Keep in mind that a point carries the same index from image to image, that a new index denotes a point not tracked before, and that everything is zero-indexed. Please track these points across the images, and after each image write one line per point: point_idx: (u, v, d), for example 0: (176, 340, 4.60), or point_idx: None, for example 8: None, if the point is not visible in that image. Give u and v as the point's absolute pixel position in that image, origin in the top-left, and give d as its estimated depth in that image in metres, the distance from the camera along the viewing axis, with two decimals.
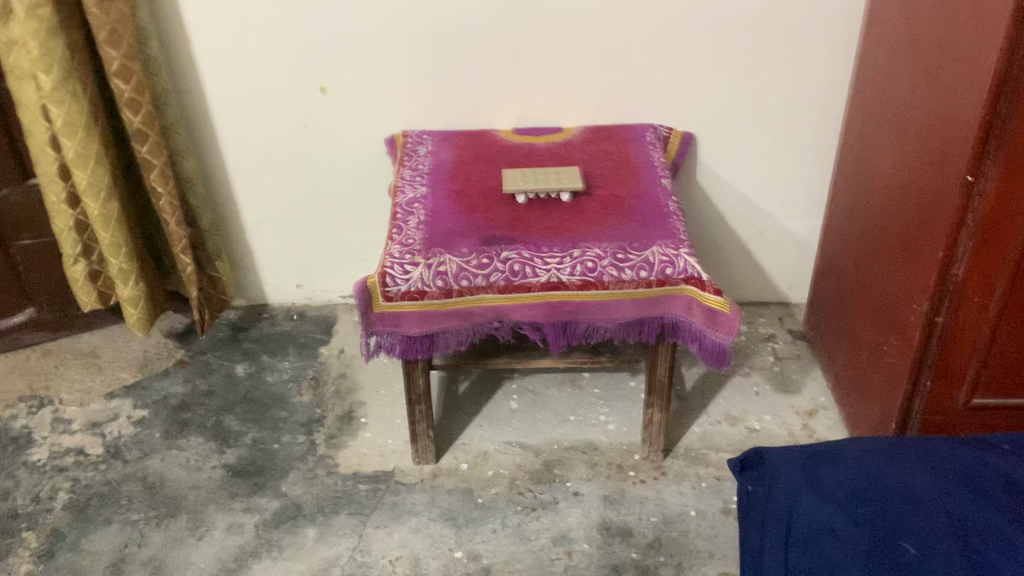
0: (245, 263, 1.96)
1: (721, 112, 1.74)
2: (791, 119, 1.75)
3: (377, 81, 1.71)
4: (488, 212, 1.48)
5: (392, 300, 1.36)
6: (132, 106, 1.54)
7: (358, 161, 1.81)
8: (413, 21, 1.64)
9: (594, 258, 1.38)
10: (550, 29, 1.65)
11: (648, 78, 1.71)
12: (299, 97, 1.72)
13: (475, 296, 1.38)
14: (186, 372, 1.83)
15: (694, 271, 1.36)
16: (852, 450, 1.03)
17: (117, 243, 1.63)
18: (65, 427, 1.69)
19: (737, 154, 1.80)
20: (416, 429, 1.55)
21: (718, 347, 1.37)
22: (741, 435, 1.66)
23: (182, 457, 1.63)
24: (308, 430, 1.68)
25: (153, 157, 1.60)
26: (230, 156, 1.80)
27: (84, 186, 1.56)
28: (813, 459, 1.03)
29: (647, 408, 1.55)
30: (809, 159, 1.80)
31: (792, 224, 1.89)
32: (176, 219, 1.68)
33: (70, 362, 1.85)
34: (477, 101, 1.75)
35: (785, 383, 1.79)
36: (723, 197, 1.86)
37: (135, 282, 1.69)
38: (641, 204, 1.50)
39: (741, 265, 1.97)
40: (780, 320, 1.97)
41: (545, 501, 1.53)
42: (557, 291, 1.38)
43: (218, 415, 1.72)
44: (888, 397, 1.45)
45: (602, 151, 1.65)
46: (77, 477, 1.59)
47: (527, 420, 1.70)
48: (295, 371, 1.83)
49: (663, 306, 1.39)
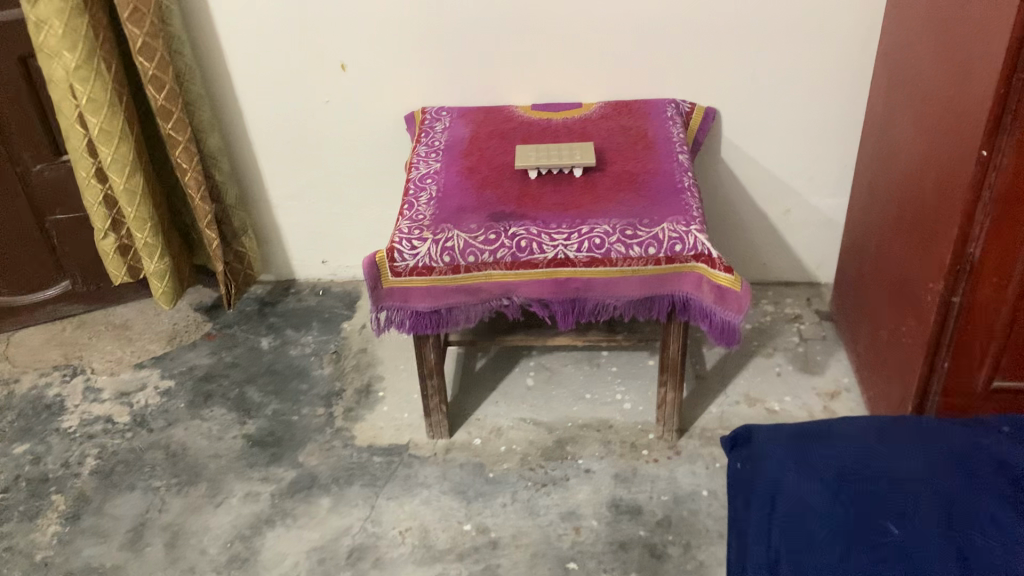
0: (271, 239, 1.99)
1: (744, 88, 1.71)
2: (817, 95, 1.70)
3: (397, 58, 1.72)
4: (498, 188, 1.48)
5: (401, 275, 1.38)
6: (155, 83, 1.57)
7: (378, 138, 1.82)
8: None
9: (603, 234, 1.36)
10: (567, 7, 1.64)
11: (668, 52, 1.68)
12: (319, 75, 1.74)
13: (482, 271, 1.38)
14: (213, 344, 1.87)
15: (704, 248, 1.34)
16: (846, 428, 1.05)
17: (143, 218, 1.67)
18: (95, 395, 1.75)
19: (763, 131, 1.77)
20: (429, 403, 1.57)
21: (728, 326, 1.35)
22: (759, 417, 1.64)
23: (205, 427, 1.67)
24: (327, 403, 1.71)
25: (177, 133, 1.63)
26: (254, 133, 1.83)
27: (109, 161, 1.59)
28: (804, 435, 1.05)
29: (660, 386, 1.54)
30: (836, 135, 1.75)
31: (820, 202, 1.85)
32: (201, 195, 1.72)
33: (103, 334, 1.90)
34: (496, 79, 1.74)
35: (808, 364, 1.76)
36: (748, 174, 1.83)
37: (161, 256, 1.74)
38: (655, 180, 1.48)
39: (767, 244, 1.93)
40: (807, 300, 1.93)
41: (556, 477, 1.53)
42: (565, 268, 1.37)
43: (241, 387, 1.76)
44: (906, 379, 1.42)
45: (619, 127, 1.63)
46: (105, 444, 1.64)
47: (542, 397, 1.71)
48: (318, 344, 1.86)
49: (672, 283, 1.38)
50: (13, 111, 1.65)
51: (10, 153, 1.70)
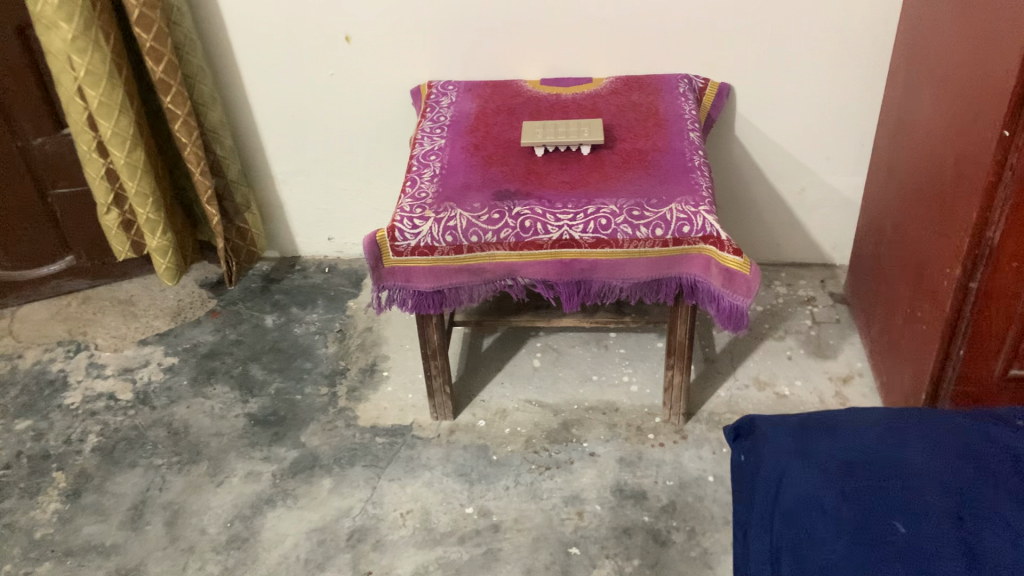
0: (276, 216, 1.97)
1: (762, 62, 1.66)
2: (837, 69, 1.65)
3: (403, 31, 1.68)
4: (504, 165, 1.44)
5: (402, 255, 1.36)
6: (154, 55, 1.53)
7: (383, 113, 1.79)
8: None
9: (609, 215, 1.33)
10: None
11: (682, 24, 1.63)
12: (323, 48, 1.70)
13: (485, 252, 1.35)
14: (217, 321, 1.85)
15: (713, 230, 1.31)
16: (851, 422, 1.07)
17: (145, 193, 1.65)
18: (99, 371, 1.74)
19: (779, 108, 1.72)
20: (432, 384, 1.55)
21: (736, 311, 1.32)
22: (769, 401, 1.61)
23: (207, 405, 1.66)
24: (331, 382, 1.69)
25: (177, 107, 1.60)
26: (257, 107, 1.80)
27: (109, 135, 1.57)
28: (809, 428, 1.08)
29: (667, 369, 1.51)
30: (854, 111, 1.70)
31: (837, 182, 1.80)
32: (202, 169, 1.68)
33: (108, 309, 1.89)
34: (505, 53, 1.70)
35: (821, 348, 1.72)
36: (764, 152, 1.78)
37: (163, 232, 1.71)
38: (664, 158, 1.44)
39: (782, 224, 1.89)
40: (821, 282, 1.88)
41: (560, 460, 1.51)
42: (570, 249, 1.34)
43: (245, 364, 1.74)
44: (920, 369, 1.38)
45: (630, 104, 1.59)
46: (107, 421, 1.63)
47: (548, 378, 1.68)
48: (323, 323, 1.84)
49: (680, 265, 1.35)
50: (13, 82, 1.63)
51: (11, 126, 1.68)
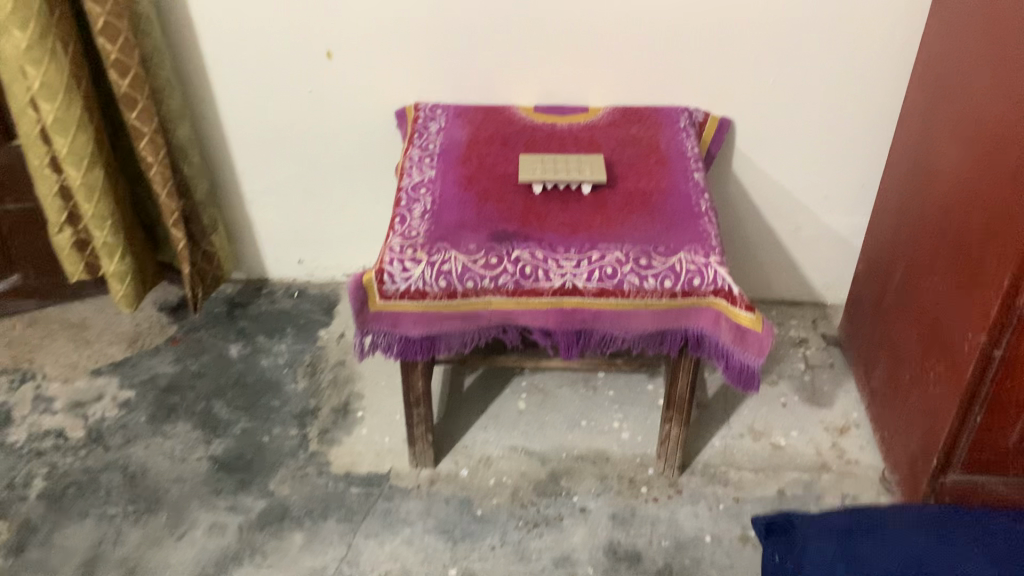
0: (243, 236, 1.84)
1: (768, 98, 1.58)
2: (844, 107, 1.58)
3: (388, 51, 1.57)
4: (500, 203, 1.35)
5: (391, 299, 1.25)
6: (119, 68, 1.40)
7: (364, 133, 1.67)
8: None
9: (614, 263, 1.24)
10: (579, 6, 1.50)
11: (687, 54, 1.54)
12: (303, 62, 1.58)
13: (481, 298, 1.25)
14: (177, 350, 1.72)
15: (724, 283, 1.23)
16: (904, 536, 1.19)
17: (102, 216, 1.50)
18: (47, 406, 1.60)
19: (781, 145, 1.64)
20: (413, 432, 1.44)
21: (746, 370, 1.24)
22: (765, 453, 1.54)
23: (166, 446, 1.53)
24: (301, 423, 1.58)
25: (142, 124, 1.46)
26: (229, 124, 1.67)
27: (64, 153, 1.43)
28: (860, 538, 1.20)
29: (664, 422, 1.43)
30: (857, 152, 1.64)
31: (833, 221, 1.73)
32: (168, 191, 1.54)
33: (57, 334, 1.75)
34: (498, 79, 1.60)
35: (815, 395, 1.66)
36: (762, 190, 1.71)
37: (121, 257, 1.57)
38: (669, 201, 1.36)
39: (776, 262, 1.82)
40: (813, 322, 1.82)
41: (549, 517, 1.42)
42: (572, 298, 1.25)
43: (208, 400, 1.62)
44: (931, 430, 1.32)
45: (630, 137, 1.51)
46: (55, 463, 1.50)
47: (534, 423, 1.59)
48: (292, 355, 1.72)
49: (687, 318, 1.26)
50: None
51: None
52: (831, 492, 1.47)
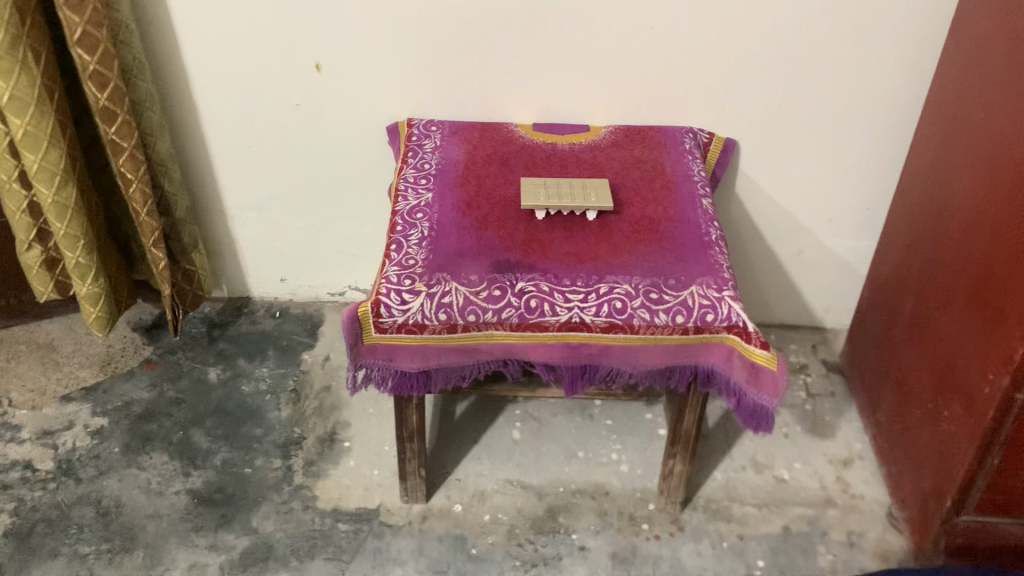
0: (223, 253, 1.75)
1: (774, 119, 1.52)
2: (852, 130, 1.53)
3: (381, 64, 1.49)
4: (501, 230, 1.28)
5: (387, 332, 1.19)
6: (97, 80, 1.32)
7: (353, 148, 1.60)
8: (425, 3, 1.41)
9: (623, 296, 1.18)
10: (582, 24, 1.44)
11: (692, 74, 1.48)
12: (290, 74, 1.50)
13: (483, 331, 1.19)
14: (153, 374, 1.63)
15: (738, 319, 1.17)
16: None
17: (74, 235, 1.42)
18: (13, 434, 1.51)
19: (787, 169, 1.59)
20: (405, 467, 1.38)
21: (761, 410, 1.19)
22: (768, 486, 1.49)
23: (142, 479, 1.45)
24: (285, 454, 1.51)
25: (121, 139, 1.38)
26: (211, 137, 1.59)
27: (35, 169, 1.34)
28: None
29: (668, 458, 1.37)
30: (864, 177, 1.59)
31: (836, 245, 1.69)
32: (147, 209, 1.46)
33: (24, 355, 1.66)
34: (495, 95, 1.53)
35: (817, 425, 1.61)
36: (765, 214, 1.66)
37: (94, 278, 1.48)
38: (678, 229, 1.30)
39: (775, 285, 1.77)
40: (813, 348, 1.78)
41: (547, 556, 1.36)
42: (579, 333, 1.19)
43: (186, 429, 1.54)
44: (945, 470, 1.28)
45: (633, 159, 1.45)
46: (22, 498, 1.41)
47: (529, 454, 1.52)
48: (275, 379, 1.64)
49: (698, 353, 1.21)
50: None
51: None
52: (837, 528, 1.43)
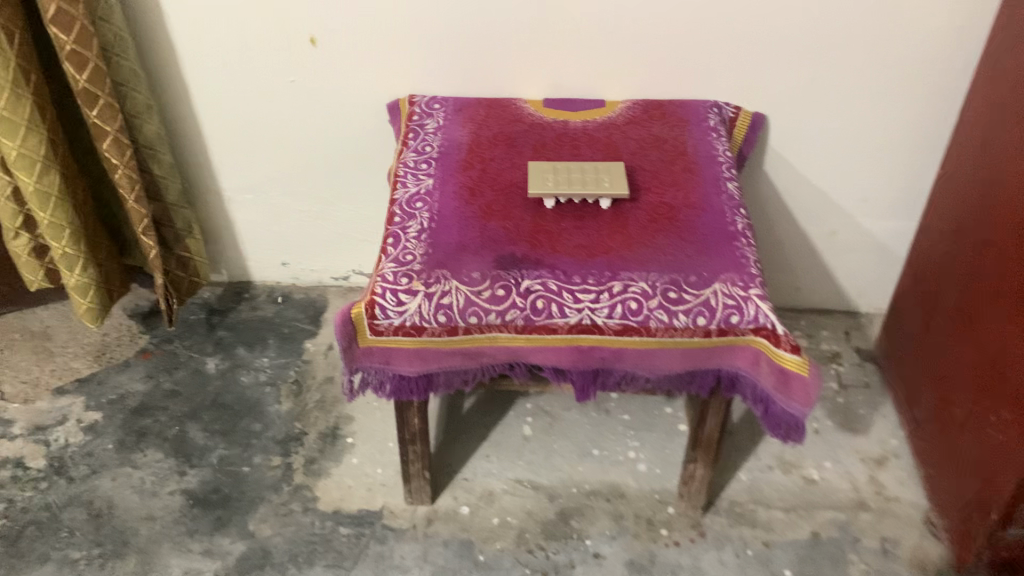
0: (221, 237, 1.67)
1: (806, 92, 1.40)
2: (891, 103, 1.40)
3: (378, 39, 1.39)
4: (507, 220, 1.18)
5: (382, 334, 1.10)
6: (75, 61, 1.22)
7: (352, 126, 1.50)
8: None
9: (639, 296, 1.08)
10: None
11: (715, 44, 1.36)
12: (282, 49, 1.40)
13: (487, 334, 1.10)
14: (149, 365, 1.57)
15: (766, 320, 1.07)
16: None
17: (59, 223, 1.34)
18: (4, 430, 1.45)
19: (819, 146, 1.47)
20: (409, 469, 1.30)
21: (789, 419, 1.09)
22: (796, 488, 1.40)
23: (136, 478, 1.39)
24: (285, 450, 1.43)
25: (105, 124, 1.28)
26: (204, 116, 1.49)
27: (13, 157, 1.26)
28: None
29: (688, 462, 1.29)
30: (903, 153, 1.46)
31: (872, 226, 1.57)
32: (136, 196, 1.37)
33: (18, 345, 1.60)
34: (503, 70, 1.42)
35: (849, 420, 1.51)
36: (795, 194, 1.54)
37: (83, 268, 1.40)
38: (700, 218, 1.19)
39: (806, 268, 1.66)
40: (846, 335, 1.67)
41: (559, 564, 1.28)
42: (591, 336, 1.10)
43: (182, 424, 1.47)
44: (991, 479, 1.17)
45: (652, 138, 1.34)
46: (12, 498, 1.36)
47: (541, 452, 1.44)
48: (275, 370, 1.57)
49: (722, 357, 1.11)
50: None
51: None
52: (870, 534, 1.33)
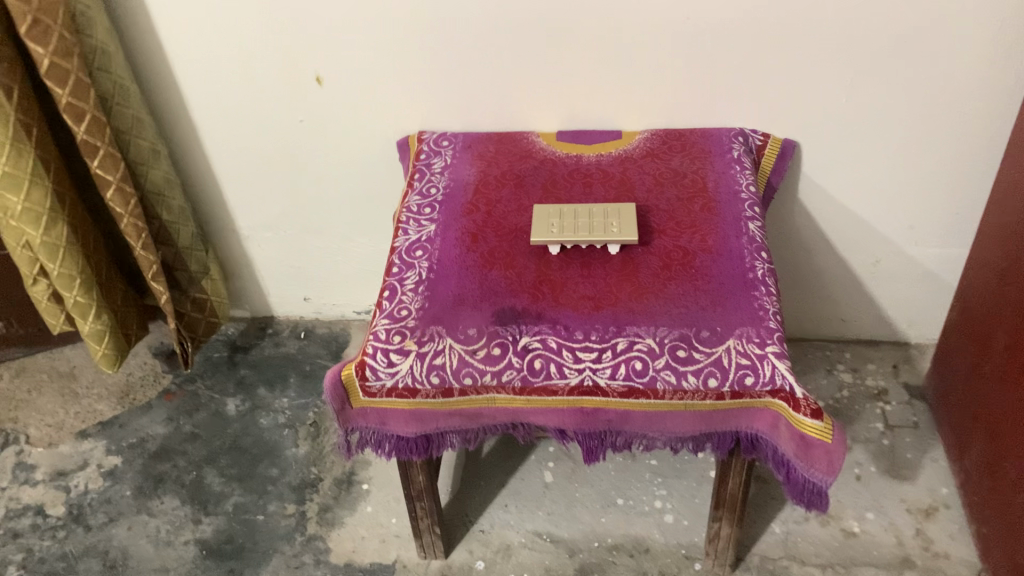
0: (241, 273, 1.67)
1: (839, 117, 1.30)
2: (934, 128, 1.29)
3: (384, 78, 1.34)
4: (510, 269, 1.12)
5: (375, 396, 1.05)
6: (72, 113, 1.21)
7: (364, 163, 1.46)
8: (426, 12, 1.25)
9: (644, 354, 1.01)
10: (607, 25, 1.25)
11: (738, 72, 1.27)
12: (288, 89, 1.37)
13: (484, 395, 1.05)
14: (170, 407, 1.57)
15: (784, 382, 0.98)
16: None
17: (69, 274, 1.33)
18: (28, 476, 1.46)
19: (856, 173, 1.36)
20: (419, 525, 1.25)
21: (812, 488, 1.00)
22: (835, 542, 1.31)
23: (151, 527, 1.38)
24: (299, 498, 1.41)
25: (107, 173, 1.28)
26: (216, 157, 1.47)
27: (19, 212, 1.25)
28: None
29: (713, 520, 1.21)
30: (950, 179, 1.35)
31: (920, 254, 1.46)
32: (143, 242, 1.36)
33: (45, 387, 1.61)
34: (514, 104, 1.36)
35: (896, 465, 1.41)
36: (834, 222, 1.44)
37: (97, 316, 1.39)
38: (718, 264, 1.10)
39: (849, 298, 1.56)
40: (894, 369, 1.56)
41: None
42: (594, 398, 1.03)
43: (199, 469, 1.46)
44: None
45: (670, 172, 1.25)
46: (31, 548, 1.36)
47: (562, 500, 1.38)
48: (294, 412, 1.55)
49: (739, 419, 1.04)
50: None
51: None
52: None
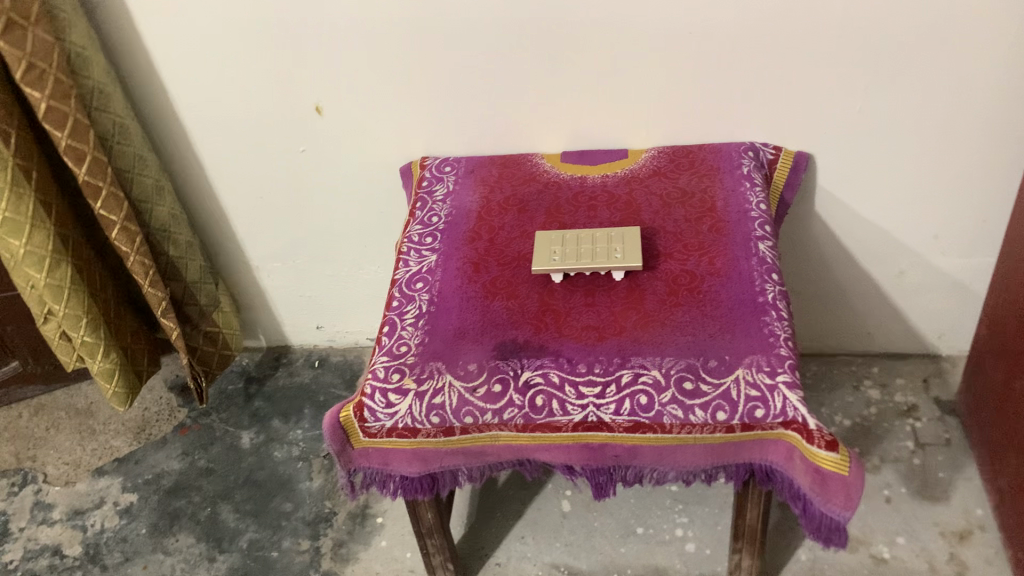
0: (254, 303, 1.66)
1: (853, 127, 1.25)
2: (954, 134, 1.24)
3: (384, 106, 1.32)
4: (511, 299, 1.09)
5: (375, 436, 1.03)
6: (73, 154, 1.20)
7: (369, 191, 1.44)
8: (422, 38, 1.23)
9: (650, 388, 0.97)
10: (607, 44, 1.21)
11: (745, 85, 1.23)
12: (289, 121, 1.35)
13: (486, 433, 1.02)
14: (185, 442, 1.56)
15: (796, 414, 0.94)
16: None
17: (75, 314, 1.32)
18: (45, 515, 1.46)
19: (874, 183, 1.31)
20: (431, 562, 1.22)
21: (830, 523, 0.96)
22: (864, 569, 1.25)
23: (166, 565, 1.37)
24: (314, 533, 1.39)
25: (111, 213, 1.27)
26: (221, 189, 1.46)
27: (22, 255, 1.24)
28: None
29: (733, 552, 1.17)
30: (973, 186, 1.29)
31: (946, 264, 1.40)
32: (150, 280, 1.36)
33: (63, 424, 1.62)
34: (518, 127, 1.33)
35: (927, 486, 1.35)
36: (854, 234, 1.39)
37: (105, 354, 1.39)
38: (726, 288, 1.06)
39: (874, 311, 1.50)
40: (925, 384, 1.51)
41: None
42: (599, 433, 1.00)
43: (214, 505, 1.45)
44: None
45: (677, 192, 1.22)
46: None
47: (580, 530, 1.35)
48: (308, 444, 1.53)
49: (751, 451, 1.00)
50: None
51: None
52: None
